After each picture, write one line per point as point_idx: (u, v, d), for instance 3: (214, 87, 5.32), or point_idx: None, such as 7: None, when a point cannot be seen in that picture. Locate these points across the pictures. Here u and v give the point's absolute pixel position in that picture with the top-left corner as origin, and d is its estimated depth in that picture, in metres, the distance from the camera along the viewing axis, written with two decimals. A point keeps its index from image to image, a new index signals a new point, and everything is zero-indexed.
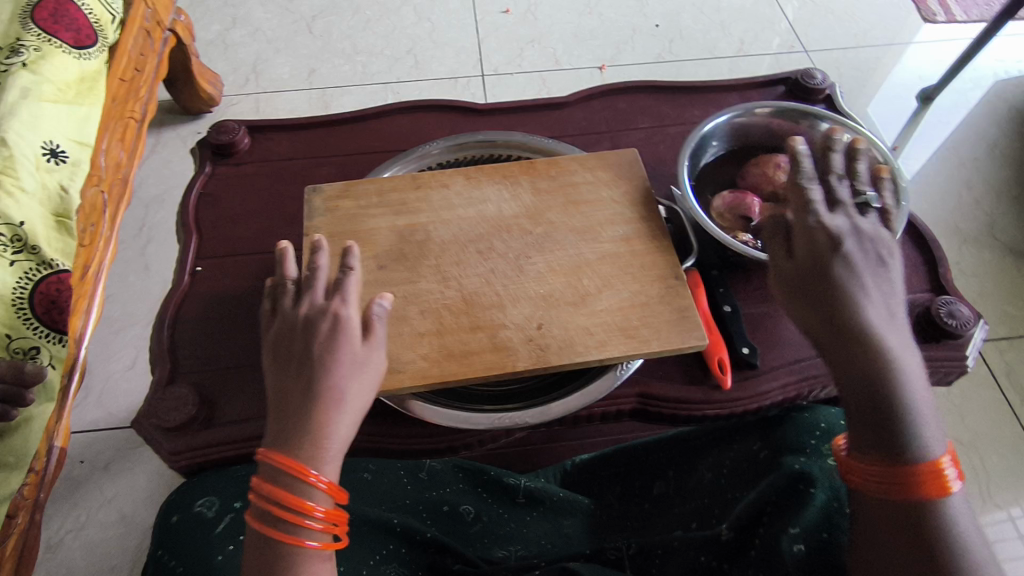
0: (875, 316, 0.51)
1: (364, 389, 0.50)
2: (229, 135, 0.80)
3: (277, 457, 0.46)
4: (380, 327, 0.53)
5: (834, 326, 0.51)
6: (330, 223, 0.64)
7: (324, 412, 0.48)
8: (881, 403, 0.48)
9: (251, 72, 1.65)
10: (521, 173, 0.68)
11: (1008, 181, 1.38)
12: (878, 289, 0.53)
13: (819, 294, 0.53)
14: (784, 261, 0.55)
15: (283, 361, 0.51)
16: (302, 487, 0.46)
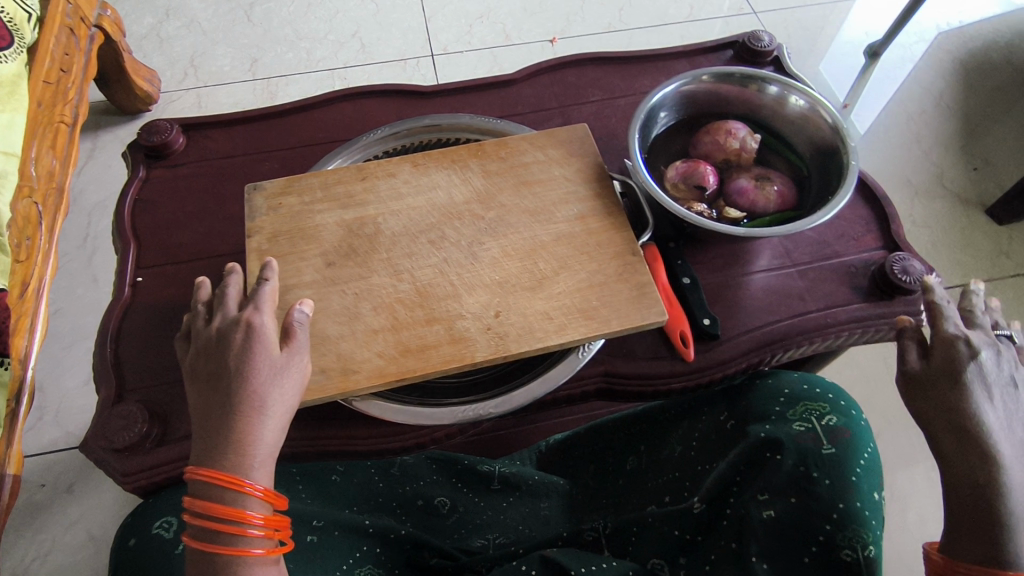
0: (992, 419, 0.48)
1: (288, 392, 0.49)
2: (162, 135, 0.76)
3: (205, 472, 0.46)
4: (301, 331, 0.51)
5: (954, 429, 0.48)
6: (274, 222, 0.61)
7: (248, 420, 0.47)
8: (985, 513, 0.44)
9: (189, 65, 1.58)
10: (470, 157, 0.65)
11: (956, 132, 1.41)
12: (1007, 405, 0.49)
13: (947, 402, 0.49)
14: (916, 373, 0.52)
15: (202, 379, 0.50)
16: (237, 497, 0.46)
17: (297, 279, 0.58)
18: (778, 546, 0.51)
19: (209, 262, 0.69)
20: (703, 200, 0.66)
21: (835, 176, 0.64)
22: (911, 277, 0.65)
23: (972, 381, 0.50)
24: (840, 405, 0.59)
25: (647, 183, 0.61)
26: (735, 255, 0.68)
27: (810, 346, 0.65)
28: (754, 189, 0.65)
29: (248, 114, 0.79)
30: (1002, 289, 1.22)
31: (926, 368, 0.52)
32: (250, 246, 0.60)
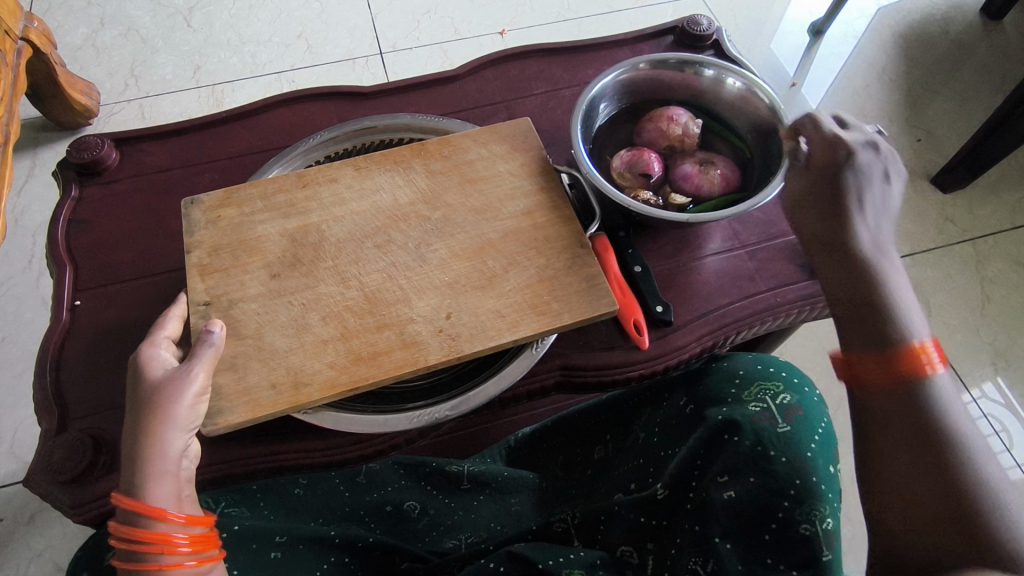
0: (888, 281, 0.50)
1: (189, 402, 0.49)
2: (92, 152, 0.73)
3: (122, 501, 0.46)
4: (205, 348, 0.51)
5: (862, 317, 0.50)
6: (213, 235, 0.59)
7: (144, 434, 0.47)
8: (900, 387, 0.46)
9: (129, 75, 1.52)
10: (413, 157, 0.64)
11: (899, 104, 1.44)
12: (876, 216, 0.55)
13: (839, 256, 0.53)
14: (811, 218, 0.56)
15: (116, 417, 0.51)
16: (157, 521, 0.46)
17: (242, 293, 0.56)
18: (740, 527, 0.52)
19: (151, 280, 0.67)
20: (649, 187, 0.66)
21: (774, 158, 0.65)
22: None
23: (856, 231, 0.53)
24: (792, 382, 0.60)
25: (592, 175, 0.62)
26: (684, 240, 0.69)
27: (761, 325, 0.66)
28: (698, 173, 0.65)
29: (183, 126, 0.77)
30: (949, 255, 1.26)
31: (815, 208, 0.56)
32: (190, 262, 0.58)
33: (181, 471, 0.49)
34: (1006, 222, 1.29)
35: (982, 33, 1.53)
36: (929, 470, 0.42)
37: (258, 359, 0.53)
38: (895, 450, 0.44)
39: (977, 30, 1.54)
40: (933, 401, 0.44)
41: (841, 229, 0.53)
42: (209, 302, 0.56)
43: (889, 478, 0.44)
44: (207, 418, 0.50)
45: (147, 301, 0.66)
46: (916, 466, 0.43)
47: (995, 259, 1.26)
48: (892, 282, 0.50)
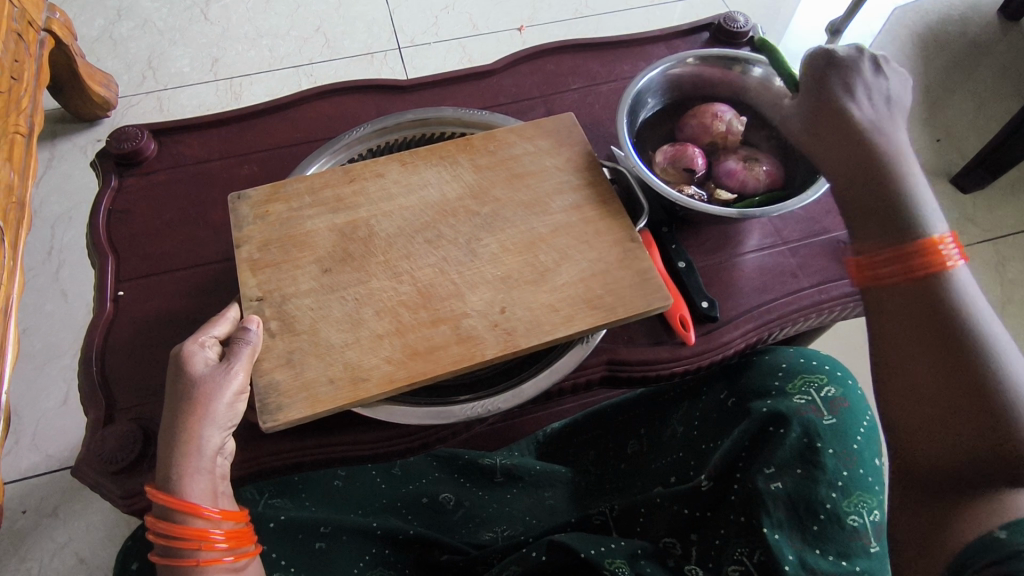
0: (910, 203, 0.53)
1: (228, 400, 0.49)
2: (132, 142, 0.73)
3: (159, 496, 0.46)
4: (242, 346, 0.51)
5: (894, 251, 0.51)
6: (263, 229, 0.59)
7: (190, 428, 0.47)
8: (930, 324, 0.48)
9: (147, 68, 1.52)
10: (459, 152, 0.64)
11: (918, 103, 1.44)
12: (881, 113, 0.58)
13: (854, 165, 0.55)
14: (817, 141, 0.58)
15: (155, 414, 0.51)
16: (192, 517, 0.46)
17: (294, 288, 0.56)
18: (789, 519, 0.53)
19: (193, 271, 0.67)
20: (693, 183, 0.67)
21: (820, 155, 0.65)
22: None
23: (874, 133, 0.56)
24: (837, 375, 0.60)
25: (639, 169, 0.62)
26: (725, 237, 0.69)
27: (805, 321, 0.66)
28: (742, 170, 0.65)
29: (222, 117, 0.77)
30: (968, 254, 1.27)
31: (817, 118, 0.59)
32: (241, 257, 0.57)
33: (216, 468, 0.49)
34: None
35: (1001, 32, 1.53)
36: (970, 411, 0.44)
37: (314, 354, 0.53)
38: (931, 387, 0.47)
39: (997, 30, 1.54)
40: (973, 336, 0.47)
41: (857, 137, 0.56)
42: (262, 297, 0.55)
43: (919, 409, 0.47)
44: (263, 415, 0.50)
45: (189, 291, 0.66)
46: (952, 402, 0.45)
47: (1015, 259, 1.26)
48: (916, 206, 0.53)
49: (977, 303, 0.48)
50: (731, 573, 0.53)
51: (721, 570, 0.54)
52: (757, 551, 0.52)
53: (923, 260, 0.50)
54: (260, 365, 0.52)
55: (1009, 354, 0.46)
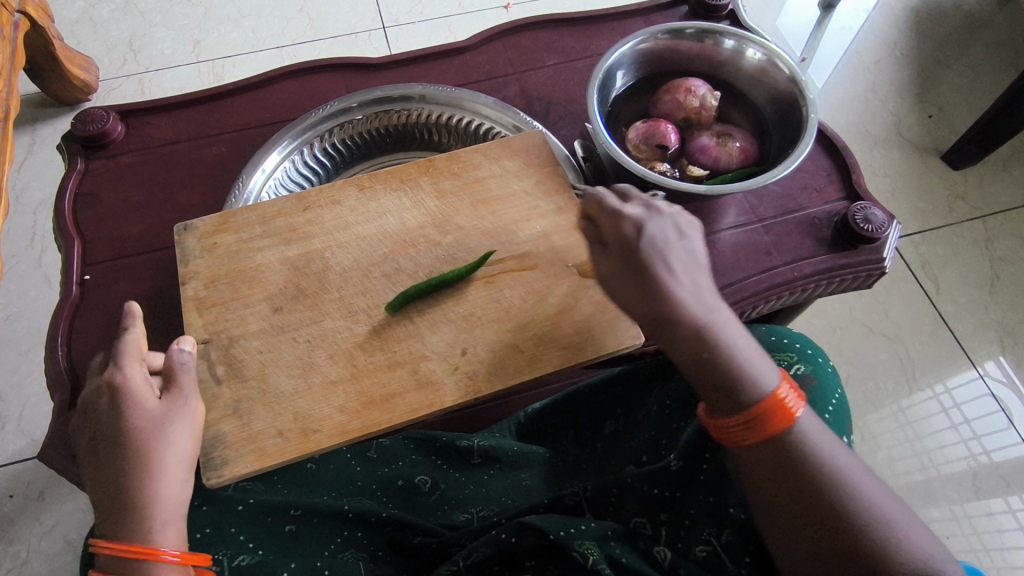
0: (746, 366, 0.47)
1: (182, 442, 0.47)
2: (99, 124, 0.72)
3: (110, 547, 0.43)
4: (184, 372, 0.48)
5: (740, 416, 0.46)
6: (209, 265, 0.56)
7: (146, 482, 0.45)
8: (789, 470, 0.44)
9: (128, 50, 1.50)
10: (421, 175, 0.61)
11: (911, 80, 1.42)
12: (691, 277, 0.51)
13: (692, 335, 0.49)
14: (630, 294, 0.51)
15: (85, 444, 0.47)
16: (148, 563, 0.43)
17: (243, 329, 0.54)
18: None
19: (158, 256, 0.66)
20: (665, 160, 0.65)
21: (794, 129, 0.64)
22: (874, 225, 0.65)
23: (666, 316, 0.49)
24: (806, 353, 0.59)
25: (609, 147, 0.61)
26: (701, 215, 0.68)
27: (777, 300, 0.66)
28: (715, 146, 0.64)
29: (190, 98, 0.75)
30: (958, 234, 1.25)
31: (622, 257, 0.51)
32: (186, 295, 0.55)
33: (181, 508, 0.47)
34: (1017, 200, 1.28)
35: (995, 8, 1.50)
36: (840, 550, 0.42)
37: (263, 404, 0.51)
38: (799, 530, 0.43)
39: (991, 5, 1.51)
40: (822, 474, 0.44)
41: (670, 322, 0.49)
42: (208, 339, 0.53)
43: (804, 561, 0.43)
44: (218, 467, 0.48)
45: (155, 277, 0.65)
46: (821, 540, 0.42)
47: (1005, 237, 1.25)
48: (749, 371, 0.47)
49: (822, 438, 0.45)
50: (698, 552, 0.53)
51: (688, 551, 0.54)
52: (725, 532, 0.53)
53: (765, 424, 0.45)
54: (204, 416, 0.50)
55: (857, 475, 0.44)
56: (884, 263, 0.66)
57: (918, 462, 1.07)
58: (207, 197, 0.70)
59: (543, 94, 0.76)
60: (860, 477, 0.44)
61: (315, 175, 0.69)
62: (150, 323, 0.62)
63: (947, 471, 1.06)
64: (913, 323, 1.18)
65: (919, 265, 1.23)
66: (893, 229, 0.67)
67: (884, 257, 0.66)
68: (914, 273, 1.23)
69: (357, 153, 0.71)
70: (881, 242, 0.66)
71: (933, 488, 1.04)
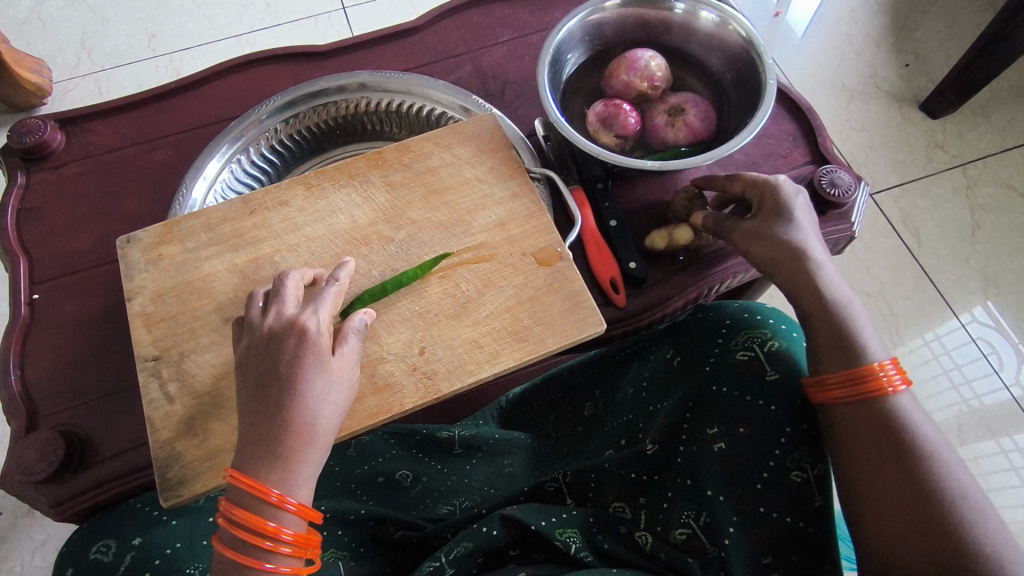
0: (857, 327, 0.51)
1: (337, 399, 0.44)
2: (35, 135, 0.69)
3: (235, 479, 0.42)
4: (352, 335, 0.46)
5: (843, 373, 0.48)
6: (156, 278, 0.54)
7: (298, 441, 0.42)
8: (880, 420, 0.47)
9: (81, 49, 1.44)
10: (370, 168, 0.59)
11: (887, 28, 1.38)
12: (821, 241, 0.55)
13: (791, 264, 0.53)
14: (751, 242, 0.55)
15: (252, 384, 0.44)
16: (276, 509, 0.42)
17: (193, 343, 0.52)
18: (732, 479, 0.51)
19: (108, 268, 0.64)
20: (623, 144, 0.63)
21: (755, 93, 0.62)
22: (841, 189, 0.63)
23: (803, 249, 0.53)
24: (780, 329, 0.56)
25: (561, 126, 0.58)
26: (664, 190, 0.66)
27: (739, 275, 0.65)
28: (665, 126, 0.63)
29: (131, 101, 0.72)
30: (939, 184, 1.24)
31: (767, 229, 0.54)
32: (133, 311, 0.53)
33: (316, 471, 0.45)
34: (996, 145, 1.26)
35: None
36: (942, 538, 0.42)
37: (217, 419, 0.49)
38: (892, 509, 0.44)
39: None
40: (923, 452, 0.45)
41: (791, 251, 0.53)
42: (158, 356, 0.52)
43: (878, 498, 0.45)
44: (179, 485, 0.47)
45: (106, 289, 0.63)
46: (892, 479, 0.45)
47: (986, 184, 1.23)
48: (858, 332, 0.51)
49: (923, 421, 0.47)
50: (678, 535, 0.52)
51: (668, 534, 0.53)
52: (705, 513, 0.51)
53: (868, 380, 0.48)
54: (159, 436, 0.49)
55: (950, 459, 0.45)
56: (854, 228, 0.64)
57: None
58: (155, 203, 0.67)
59: (497, 72, 0.74)
60: (950, 455, 0.45)
61: (265, 174, 0.67)
62: (103, 339, 0.60)
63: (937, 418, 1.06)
64: (898, 277, 1.17)
65: (901, 219, 1.22)
66: (860, 190, 0.64)
67: (853, 222, 0.64)
68: (896, 227, 1.21)
69: (309, 147, 0.69)
70: (849, 205, 0.64)
71: None
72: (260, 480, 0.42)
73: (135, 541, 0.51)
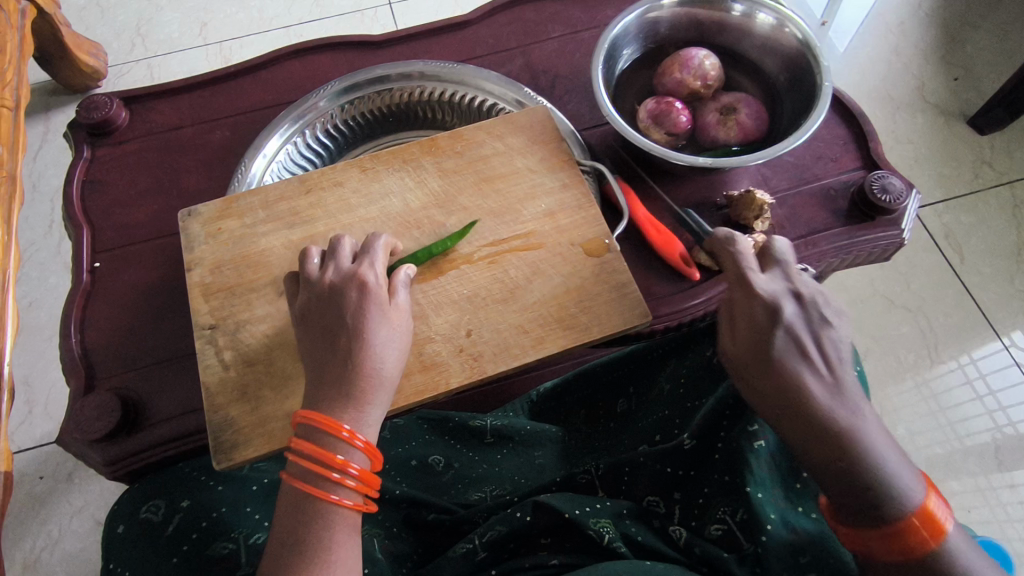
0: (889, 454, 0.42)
1: (398, 346, 0.47)
2: (102, 111, 0.72)
3: (308, 416, 0.44)
4: (401, 287, 0.49)
5: (880, 530, 0.40)
6: (214, 250, 0.56)
7: (367, 385, 0.45)
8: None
9: (136, 35, 1.49)
10: (424, 154, 0.60)
11: (936, 41, 1.36)
12: (830, 361, 0.45)
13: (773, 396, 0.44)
14: (737, 359, 0.47)
15: (318, 333, 0.47)
16: (342, 444, 0.43)
17: (249, 313, 0.54)
18: (772, 476, 0.51)
19: (166, 242, 0.66)
20: (674, 141, 0.64)
21: (808, 95, 0.62)
22: (892, 195, 0.63)
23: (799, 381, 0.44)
24: None
25: (613, 119, 0.59)
26: (713, 187, 0.66)
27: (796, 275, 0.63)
28: (716, 125, 0.63)
29: (193, 82, 0.75)
30: (984, 200, 1.21)
31: (752, 354, 0.45)
32: (192, 281, 0.55)
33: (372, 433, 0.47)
34: None
35: None
36: None
37: (269, 387, 0.51)
38: None
39: None
40: None
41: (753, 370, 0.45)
42: (215, 325, 0.53)
43: None
44: (230, 450, 0.49)
45: (164, 261, 0.65)
46: None
47: None
48: (887, 469, 0.41)
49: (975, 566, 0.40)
50: (713, 531, 0.52)
51: (703, 529, 0.53)
52: (740, 510, 0.50)
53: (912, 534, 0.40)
54: (214, 401, 0.51)
55: None
56: (904, 234, 0.63)
57: (939, 435, 1.05)
58: (212, 180, 0.69)
59: (548, 67, 0.75)
60: None
61: (320, 157, 0.69)
62: (158, 309, 0.63)
63: (970, 443, 1.04)
64: (938, 293, 1.15)
65: (943, 234, 1.19)
66: (912, 198, 0.64)
67: (903, 228, 0.63)
68: (938, 242, 1.19)
69: (361, 133, 0.70)
70: (899, 212, 0.63)
71: (954, 461, 1.03)
72: (333, 417, 0.44)
73: (183, 504, 0.53)
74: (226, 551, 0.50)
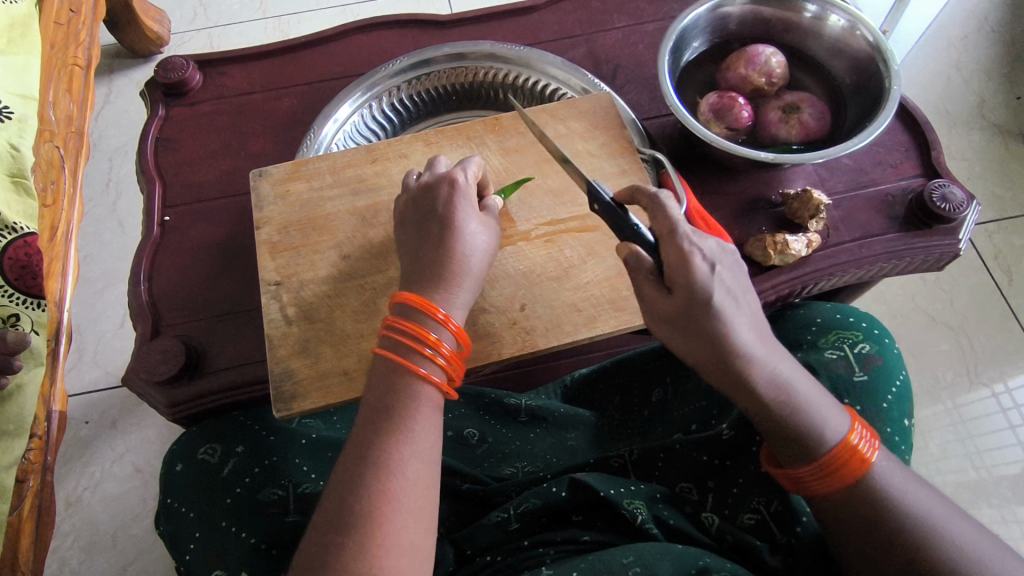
0: (810, 406, 0.45)
1: (484, 239, 0.49)
2: (178, 72, 0.75)
3: (405, 297, 0.46)
4: (489, 207, 0.52)
5: (809, 465, 0.44)
6: (283, 211, 0.59)
7: (451, 273, 0.47)
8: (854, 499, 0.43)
9: (199, 5, 1.53)
10: (487, 132, 0.61)
11: (1000, 57, 1.33)
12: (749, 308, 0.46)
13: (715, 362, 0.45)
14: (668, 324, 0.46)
15: (413, 225, 0.50)
16: (434, 321, 0.46)
17: (313, 273, 0.56)
18: None
19: (232, 201, 0.69)
20: (735, 134, 0.64)
21: (875, 101, 0.62)
22: (951, 204, 0.62)
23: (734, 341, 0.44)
24: (874, 333, 0.57)
25: (677, 109, 0.59)
26: (769, 185, 0.66)
27: (843, 275, 0.63)
28: (778, 122, 0.63)
29: (264, 50, 0.77)
30: None
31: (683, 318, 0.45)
32: (261, 238, 0.58)
33: None
34: None
35: None
36: None
37: (329, 343, 0.53)
38: None
39: None
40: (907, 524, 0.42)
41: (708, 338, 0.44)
42: (280, 281, 0.56)
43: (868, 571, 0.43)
44: (289, 400, 0.52)
45: (230, 219, 0.68)
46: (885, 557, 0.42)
47: None
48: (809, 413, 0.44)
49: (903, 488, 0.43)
50: (745, 519, 0.54)
51: (736, 517, 0.55)
52: (775, 502, 0.53)
53: (837, 465, 0.44)
54: (276, 352, 0.53)
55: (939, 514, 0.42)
56: (959, 245, 0.63)
57: (971, 455, 1.03)
58: (278, 145, 0.72)
59: (610, 56, 0.75)
60: (939, 512, 0.42)
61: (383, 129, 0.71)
62: (222, 264, 0.65)
63: (1001, 469, 1.02)
64: (982, 313, 1.13)
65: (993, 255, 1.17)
66: (972, 209, 0.63)
67: (960, 239, 0.63)
68: (986, 262, 1.17)
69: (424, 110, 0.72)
70: (957, 222, 0.63)
71: (986, 483, 1.01)
72: (428, 300, 0.46)
73: (237, 449, 0.56)
74: (276, 497, 0.53)
